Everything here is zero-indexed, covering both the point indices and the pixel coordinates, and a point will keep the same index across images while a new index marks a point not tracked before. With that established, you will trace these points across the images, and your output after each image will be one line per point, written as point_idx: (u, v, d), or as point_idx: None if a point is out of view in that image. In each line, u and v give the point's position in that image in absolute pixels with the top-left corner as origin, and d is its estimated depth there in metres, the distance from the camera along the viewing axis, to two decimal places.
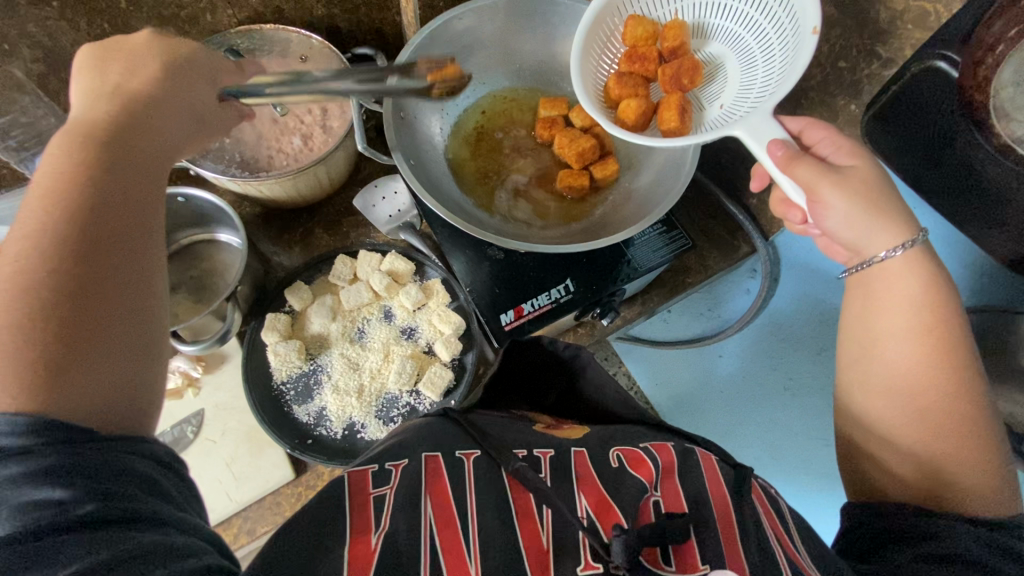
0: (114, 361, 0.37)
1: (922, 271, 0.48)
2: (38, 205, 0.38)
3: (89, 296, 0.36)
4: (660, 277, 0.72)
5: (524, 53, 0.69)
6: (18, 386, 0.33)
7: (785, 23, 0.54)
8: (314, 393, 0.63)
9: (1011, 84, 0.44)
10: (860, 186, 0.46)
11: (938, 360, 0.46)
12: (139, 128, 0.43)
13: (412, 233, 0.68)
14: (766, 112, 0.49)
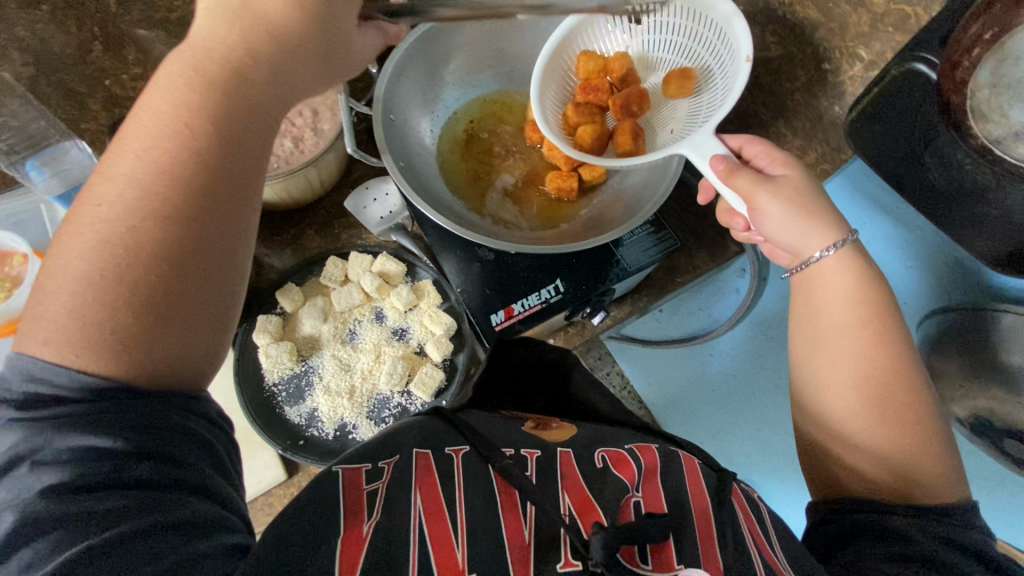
0: (180, 336, 0.39)
1: (852, 266, 0.50)
2: (134, 151, 0.39)
3: (181, 274, 0.38)
4: (650, 276, 0.73)
5: (513, 56, 0.71)
6: (89, 347, 0.36)
7: (725, 58, 0.58)
8: (305, 395, 0.63)
9: (987, 85, 0.48)
10: (792, 192, 0.50)
11: (875, 348, 0.49)
12: (251, 96, 0.43)
13: (403, 235, 0.69)
14: (708, 132, 0.54)
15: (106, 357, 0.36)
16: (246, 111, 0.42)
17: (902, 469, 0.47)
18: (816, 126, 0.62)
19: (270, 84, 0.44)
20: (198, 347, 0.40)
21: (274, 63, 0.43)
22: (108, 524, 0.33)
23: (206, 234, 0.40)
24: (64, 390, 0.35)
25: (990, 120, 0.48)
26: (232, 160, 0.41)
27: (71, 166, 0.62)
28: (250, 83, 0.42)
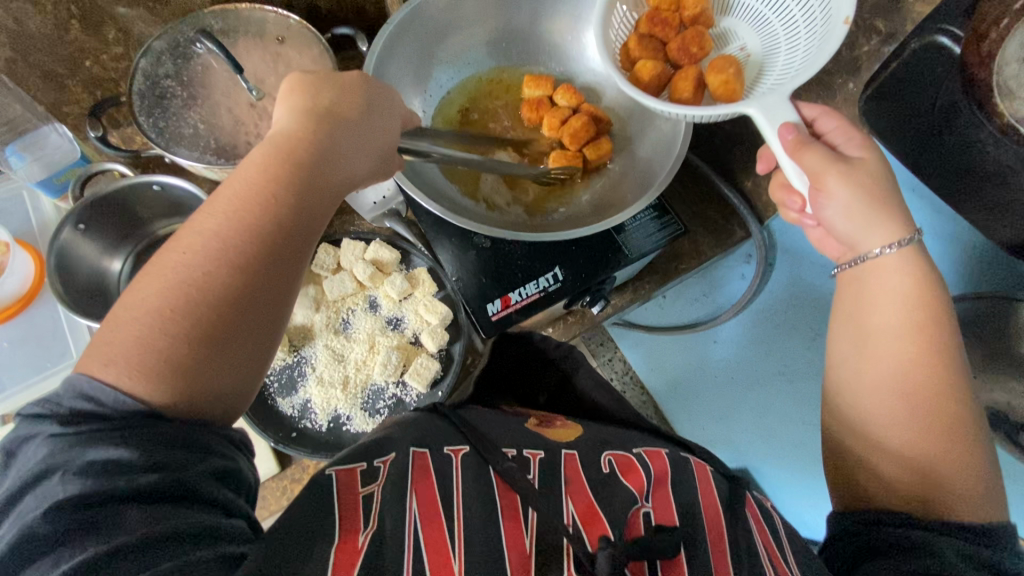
0: (228, 374, 0.37)
1: (913, 269, 0.47)
2: (217, 220, 0.38)
3: (237, 311, 0.37)
4: (652, 263, 0.71)
5: (511, 30, 0.67)
6: (134, 381, 0.34)
7: (815, 9, 0.50)
8: (298, 386, 0.62)
9: (1016, 60, 0.41)
10: (865, 178, 0.45)
11: (928, 358, 0.46)
12: (326, 158, 0.42)
13: (398, 221, 0.66)
14: (783, 93, 0.45)
15: (148, 383, 0.34)
16: (304, 172, 0.40)
17: (922, 473, 0.45)
18: (829, 106, 0.59)
19: (341, 160, 0.43)
20: (238, 382, 0.38)
21: (323, 132, 0.43)
22: (110, 553, 0.30)
23: (265, 285, 0.38)
24: (90, 408, 0.33)
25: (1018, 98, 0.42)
26: (298, 215, 0.40)
27: (52, 149, 0.65)
28: (312, 145, 0.41)
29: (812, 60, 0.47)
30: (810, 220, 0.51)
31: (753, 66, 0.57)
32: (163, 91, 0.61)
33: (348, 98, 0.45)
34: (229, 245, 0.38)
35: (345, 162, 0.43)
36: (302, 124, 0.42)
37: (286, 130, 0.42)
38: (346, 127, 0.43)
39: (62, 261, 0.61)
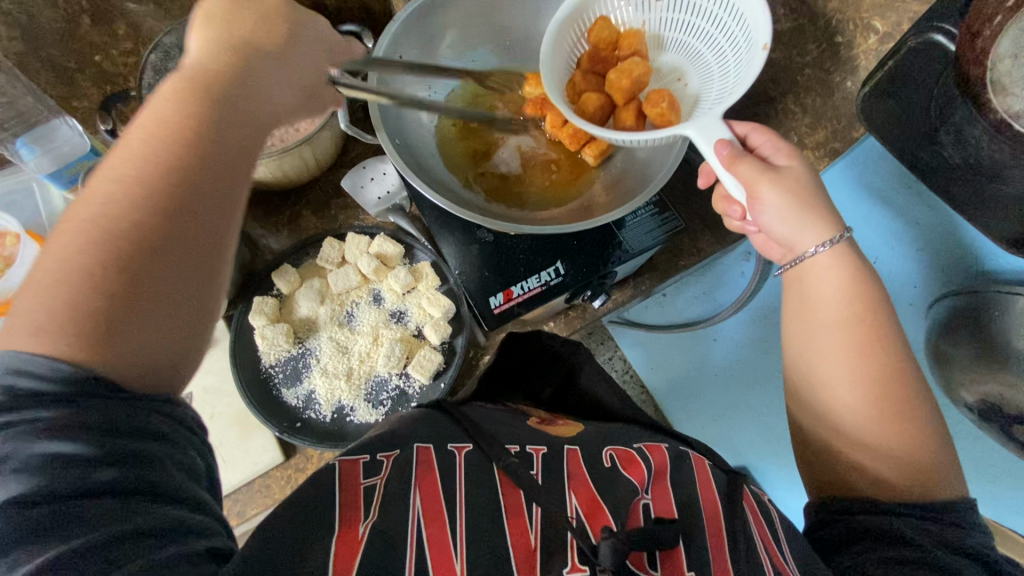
0: (173, 320, 0.37)
1: (848, 262, 0.48)
2: (139, 153, 0.38)
3: (160, 245, 0.37)
4: (653, 259, 0.72)
5: (512, 29, 0.69)
6: (77, 333, 0.33)
7: (739, 39, 0.54)
8: (302, 376, 0.63)
9: (1008, 56, 0.39)
10: (794, 181, 0.47)
11: (880, 348, 0.47)
12: (248, 93, 0.45)
13: (401, 216, 0.68)
14: (717, 115, 0.48)
15: (75, 338, 0.33)
16: (231, 101, 0.43)
17: (909, 464, 0.45)
18: (827, 103, 0.60)
19: (256, 92, 0.45)
20: (174, 334, 0.37)
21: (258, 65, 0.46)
22: (63, 556, 0.28)
23: (186, 221, 0.38)
24: (16, 393, 0.31)
25: (1009, 95, 0.40)
26: (218, 145, 0.41)
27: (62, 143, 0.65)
28: (230, 83, 0.43)
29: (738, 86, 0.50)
30: (752, 227, 0.52)
31: (690, 96, 0.59)
32: None
33: (264, 32, 0.47)
34: (161, 183, 0.38)
35: (259, 93, 0.46)
36: (204, 61, 0.44)
37: (197, 63, 0.44)
38: (252, 66, 0.46)
39: None
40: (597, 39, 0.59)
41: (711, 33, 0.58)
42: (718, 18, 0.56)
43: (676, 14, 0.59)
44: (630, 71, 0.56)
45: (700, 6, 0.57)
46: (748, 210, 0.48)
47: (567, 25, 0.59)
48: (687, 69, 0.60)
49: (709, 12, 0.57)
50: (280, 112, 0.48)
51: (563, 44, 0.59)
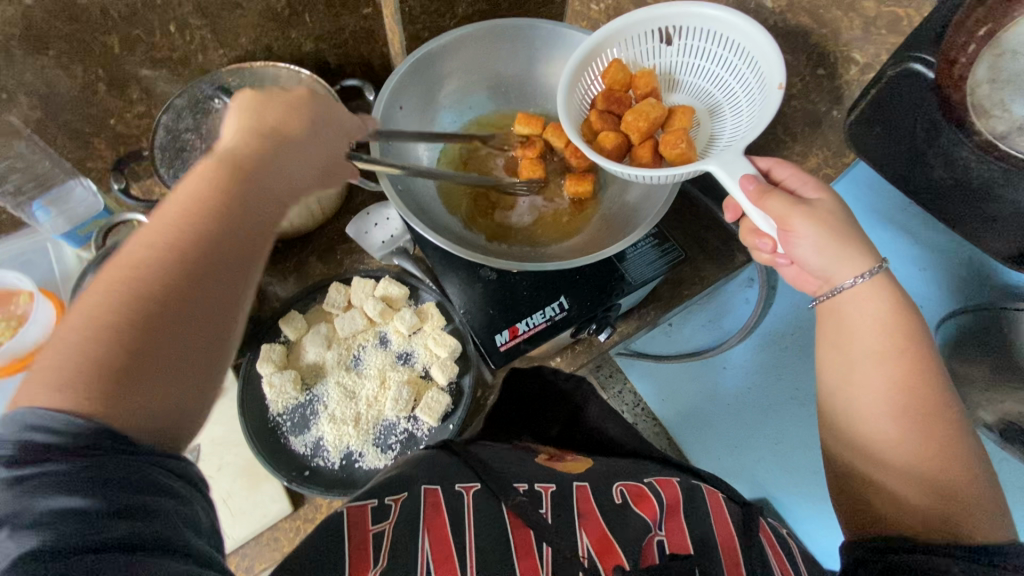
0: (176, 383, 0.35)
1: (889, 297, 0.47)
2: (176, 219, 0.38)
3: (180, 306, 0.36)
4: (657, 289, 0.72)
5: (507, 74, 0.71)
6: (83, 394, 0.32)
7: (751, 81, 0.56)
8: (311, 423, 0.62)
9: (986, 81, 0.39)
10: (830, 216, 0.47)
11: (925, 390, 0.45)
12: (276, 166, 0.43)
13: (405, 258, 0.69)
14: (738, 151, 0.51)
15: (87, 396, 0.32)
16: (262, 179, 0.42)
17: (936, 484, 0.44)
18: (814, 132, 0.61)
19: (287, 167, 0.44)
20: (178, 396, 0.36)
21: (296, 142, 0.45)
22: None
23: (188, 284, 0.36)
24: (26, 446, 0.31)
25: (993, 116, 0.40)
26: (252, 207, 0.41)
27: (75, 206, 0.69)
28: (264, 159, 0.43)
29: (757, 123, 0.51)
30: (783, 260, 0.52)
31: (704, 132, 0.62)
32: (183, 144, 0.66)
33: (296, 115, 0.46)
34: (171, 252, 0.36)
35: (291, 169, 0.44)
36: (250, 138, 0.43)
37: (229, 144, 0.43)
38: (298, 142, 0.45)
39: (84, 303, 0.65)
40: (613, 82, 0.62)
41: (723, 74, 0.60)
42: (728, 60, 0.59)
43: (689, 56, 0.62)
44: (646, 113, 0.60)
45: (708, 50, 0.60)
46: (778, 241, 0.49)
47: (584, 66, 0.61)
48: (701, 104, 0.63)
49: (721, 55, 0.59)
50: (306, 188, 0.46)
51: (580, 80, 0.62)
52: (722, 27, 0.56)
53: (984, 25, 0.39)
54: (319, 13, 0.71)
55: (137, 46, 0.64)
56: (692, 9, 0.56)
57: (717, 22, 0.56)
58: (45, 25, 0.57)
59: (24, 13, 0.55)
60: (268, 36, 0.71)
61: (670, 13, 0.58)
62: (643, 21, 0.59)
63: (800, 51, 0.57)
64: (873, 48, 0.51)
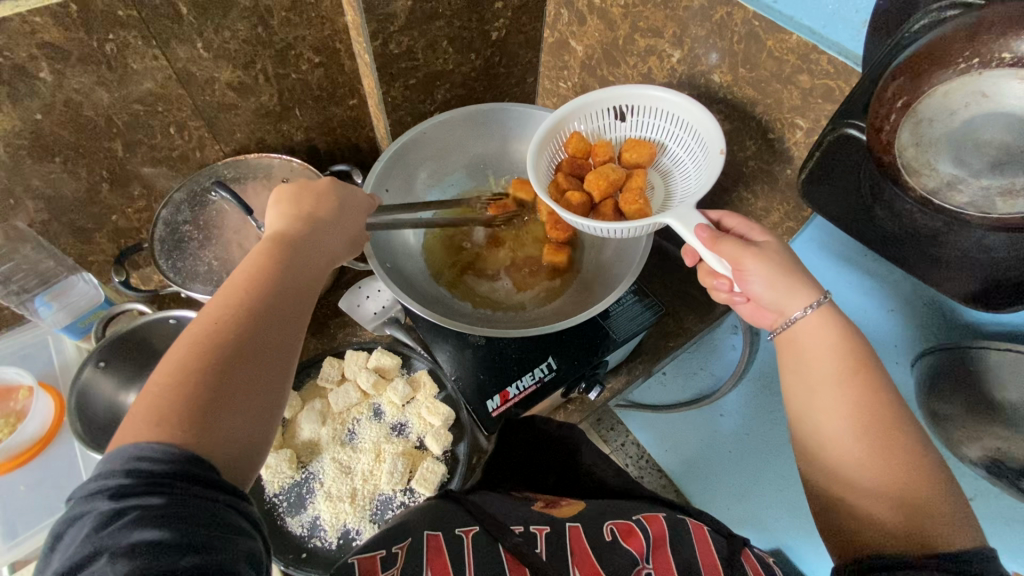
0: (245, 417, 0.40)
1: (836, 326, 0.51)
2: (233, 287, 0.44)
3: (243, 355, 0.41)
4: (642, 342, 0.75)
5: (484, 154, 0.77)
6: (176, 424, 0.37)
7: (695, 147, 0.64)
8: (306, 503, 0.62)
9: (912, 144, 0.42)
10: (776, 255, 0.52)
11: (875, 399, 0.47)
12: (312, 240, 0.50)
13: (397, 327, 0.71)
14: (691, 205, 0.57)
15: (179, 426, 0.37)
16: (304, 251, 0.49)
17: (902, 499, 0.43)
18: (774, 189, 0.65)
19: (320, 241, 0.51)
20: (252, 429, 0.40)
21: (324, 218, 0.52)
22: None
23: (255, 334, 0.42)
24: (127, 479, 0.34)
25: (922, 175, 0.42)
26: (294, 272, 0.47)
27: (75, 297, 0.73)
28: (303, 236, 0.50)
29: (703, 183, 0.58)
30: (740, 298, 0.57)
31: (660, 193, 0.68)
32: (182, 236, 0.70)
33: (325, 199, 0.54)
34: (245, 309, 0.42)
35: (330, 242, 0.52)
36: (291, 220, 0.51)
37: (278, 226, 0.51)
38: (326, 218, 0.53)
39: (82, 399, 0.67)
40: (573, 150, 0.69)
41: (668, 142, 0.67)
42: (670, 131, 0.66)
43: (637, 131, 0.69)
44: (607, 176, 0.66)
45: (656, 124, 0.67)
46: (735, 280, 0.54)
47: (549, 138, 0.67)
48: (653, 171, 0.70)
49: (662, 126, 0.67)
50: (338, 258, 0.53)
51: (547, 149, 0.68)
52: (661, 103, 0.64)
53: (901, 98, 0.41)
54: (309, 108, 0.78)
55: (138, 148, 0.69)
56: (637, 89, 0.65)
57: (657, 99, 0.64)
58: (53, 135, 0.62)
59: (33, 126, 0.60)
60: (262, 130, 0.76)
61: (619, 94, 0.66)
62: (596, 101, 0.67)
63: (748, 117, 0.62)
64: (813, 115, 0.56)
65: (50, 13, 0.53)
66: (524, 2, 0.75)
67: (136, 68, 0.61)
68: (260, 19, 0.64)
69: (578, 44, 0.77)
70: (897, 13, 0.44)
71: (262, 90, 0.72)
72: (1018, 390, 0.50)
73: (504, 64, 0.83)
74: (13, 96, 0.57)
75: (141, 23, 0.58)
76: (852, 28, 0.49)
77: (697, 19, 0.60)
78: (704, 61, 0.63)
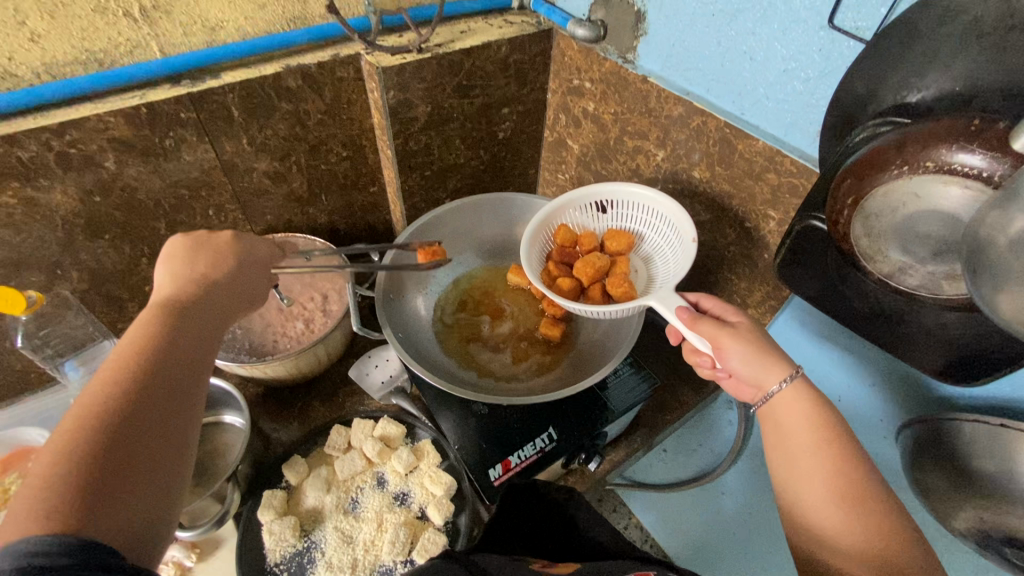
0: (142, 493, 0.39)
1: (810, 399, 0.53)
2: (113, 358, 0.43)
3: (133, 424, 0.40)
4: (639, 414, 0.77)
5: (490, 237, 0.85)
6: (58, 511, 0.34)
7: (671, 234, 0.71)
8: (307, 573, 0.62)
9: (864, 235, 0.49)
10: (749, 334, 0.56)
11: (852, 471, 0.49)
12: (207, 304, 0.51)
13: (403, 397, 0.75)
14: (671, 288, 0.63)
15: (60, 512, 0.34)
16: (197, 316, 0.50)
17: (880, 567, 0.45)
18: (754, 270, 0.72)
19: (217, 306, 0.52)
20: (149, 506, 0.39)
21: (218, 280, 0.54)
22: None
23: (147, 409, 0.42)
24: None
25: (878, 261, 0.49)
26: (186, 337, 0.48)
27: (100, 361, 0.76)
28: (193, 301, 0.51)
29: (681, 268, 0.65)
30: (722, 374, 0.60)
31: (642, 277, 0.74)
32: None
33: (219, 256, 0.56)
34: (136, 385, 0.42)
35: (229, 304, 0.54)
36: (179, 288, 0.52)
37: (164, 293, 0.51)
38: (224, 280, 0.54)
39: None
40: (561, 241, 0.76)
41: (647, 231, 0.75)
42: (649, 222, 0.74)
43: (619, 222, 0.77)
44: (592, 263, 0.72)
45: (635, 215, 0.75)
46: (715, 357, 0.57)
47: (539, 230, 0.74)
48: (635, 256, 0.76)
49: (641, 218, 0.75)
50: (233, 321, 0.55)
51: (537, 240, 0.75)
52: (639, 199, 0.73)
53: (850, 196, 0.48)
54: (333, 194, 0.86)
55: (179, 228, 0.76)
56: (617, 186, 0.74)
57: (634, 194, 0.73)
58: (106, 215, 0.69)
59: (91, 207, 0.67)
60: (290, 213, 0.85)
61: (601, 190, 0.74)
62: (580, 197, 0.75)
63: (726, 207, 0.70)
64: (783, 207, 0.63)
65: (124, 115, 0.62)
66: (527, 108, 0.87)
67: (187, 159, 0.70)
68: (298, 120, 0.74)
69: (575, 143, 0.88)
70: (842, 126, 0.53)
71: (293, 178, 0.80)
72: (989, 460, 0.53)
73: (510, 158, 0.93)
74: (79, 181, 0.64)
75: (198, 123, 0.67)
76: (807, 136, 0.59)
77: (678, 126, 0.70)
78: (685, 160, 0.71)
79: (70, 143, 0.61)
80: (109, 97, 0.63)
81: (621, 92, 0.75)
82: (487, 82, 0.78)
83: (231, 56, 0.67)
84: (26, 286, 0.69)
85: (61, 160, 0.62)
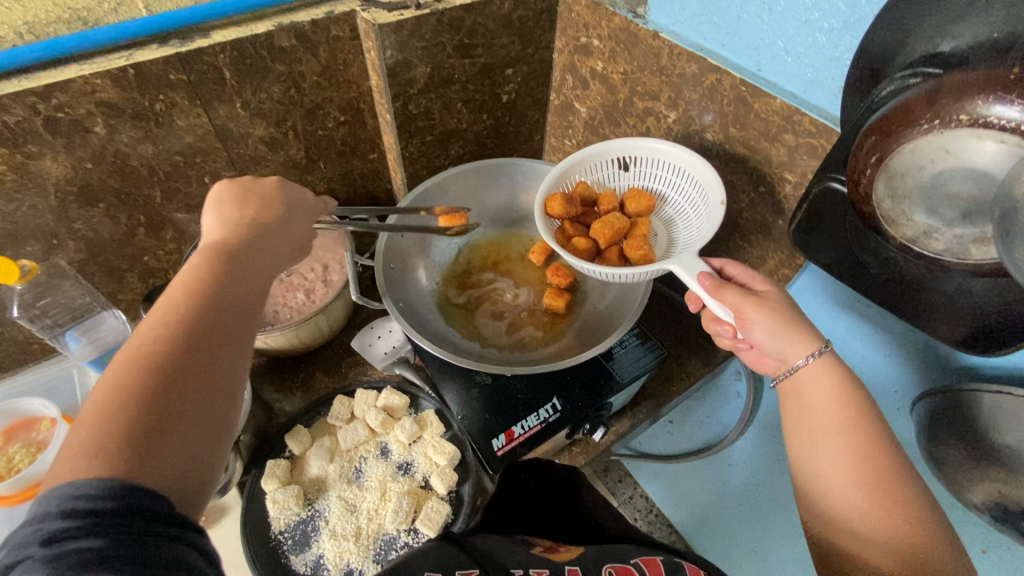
0: (193, 437, 0.38)
1: (838, 375, 0.52)
2: (163, 302, 0.42)
3: (180, 371, 0.39)
4: (645, 386, 0.76)
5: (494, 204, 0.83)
6: (105, 453, 0.34)
7: (697, 198, 0.68)
8: (311, 541, 0.62)
9: (887, 197, 0.46)
10: (776, 305, 0.54)
11: (879, 453, 0.48)
12: (248, 253, 0.49)
13: (406, 366, 0.73)
14: (693, 254, 0.60)
15: (113, 452, 0.34)
16: (235, 265, 0.47)
17: (901, 546, 0.44)
18: (768, 238, 0.69)
19: (256, 253, 0.50)
20: (201, 449, 0.38)
21: (266, 225, 0.52)
22: None
23: (197, 354, 0.40)
24: (66, 522, 0.32)
25: (901, 224, 0.46)
26: (225, 283, 0.45)
27: (104, 331, 0.76)
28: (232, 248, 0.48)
29: (705, 234, 0.62)
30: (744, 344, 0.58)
31: (663, 240, 0.72)
32: None
33: (267, 207, 0.54)
34: (181, 331, 0.40)
35: (269, 250, 0.51)
36: (230, 234, 0.50)
37: (214, 237, 0.50)
38: (275, 226, 0.53)
39: None
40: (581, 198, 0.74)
41: (672, 194, 0.72)
42: (674, 183, 0.71)
43: (641, 181, 0.74)
44: (611, 223, 0.70)
45: (660, 175, 0.72)
46: (737, 326, 0.55)
47: (557, 186, 0.72)
48: (657, 219, 0.74)
49: (667, 178, 0.71)
50: (277, 268, 0.52)
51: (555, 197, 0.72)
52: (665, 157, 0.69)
53: (874, 155, 0.45)
54: (333, 161, 0.84)
55: (174, 197, 0.74)
56: (641, 143, 0.70)
57: (664, 154, 0.69)
58: (99, 182, 0.67)
59: (83, 174, 0.66)
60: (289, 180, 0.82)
61: (623, 146, 0.71)
62: (602, 152, 0.72)
63: (740, 171, 0.67)
64: (801, 169, 0.60)
65: (110, 76, 0.60)
66: (532, 69, 0.83)
67: (180, 124, 0.67)
68: (293, 82, 0.71)
69: (582, 106, 0.84)
70: (868, 78, 0.49)
71: (290, 145, 0.78)
72: (1013, 434, 0.51)
73: (514, 123, 0.90)
74: (69, 147, 0.63)
75: (189, 86, 0.64)
76: (829, 93, 0.55)
77: (691, 85, 0.66)
78: (698, 121, 0.68)
79: (56, 106, 0.59)
80: (93, 58, 0.60)
81: (631, 50, 0.71)
82: (489, 40, 0.75)
83: (222, 14, 0.63)
84: (23, 255, 0.69)
85: (49, 125, 0.60)
